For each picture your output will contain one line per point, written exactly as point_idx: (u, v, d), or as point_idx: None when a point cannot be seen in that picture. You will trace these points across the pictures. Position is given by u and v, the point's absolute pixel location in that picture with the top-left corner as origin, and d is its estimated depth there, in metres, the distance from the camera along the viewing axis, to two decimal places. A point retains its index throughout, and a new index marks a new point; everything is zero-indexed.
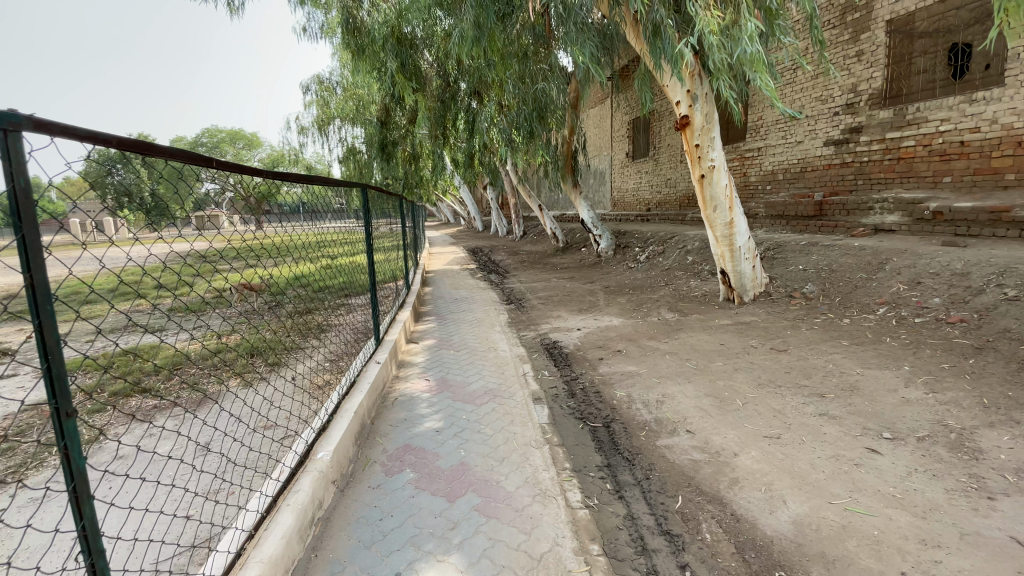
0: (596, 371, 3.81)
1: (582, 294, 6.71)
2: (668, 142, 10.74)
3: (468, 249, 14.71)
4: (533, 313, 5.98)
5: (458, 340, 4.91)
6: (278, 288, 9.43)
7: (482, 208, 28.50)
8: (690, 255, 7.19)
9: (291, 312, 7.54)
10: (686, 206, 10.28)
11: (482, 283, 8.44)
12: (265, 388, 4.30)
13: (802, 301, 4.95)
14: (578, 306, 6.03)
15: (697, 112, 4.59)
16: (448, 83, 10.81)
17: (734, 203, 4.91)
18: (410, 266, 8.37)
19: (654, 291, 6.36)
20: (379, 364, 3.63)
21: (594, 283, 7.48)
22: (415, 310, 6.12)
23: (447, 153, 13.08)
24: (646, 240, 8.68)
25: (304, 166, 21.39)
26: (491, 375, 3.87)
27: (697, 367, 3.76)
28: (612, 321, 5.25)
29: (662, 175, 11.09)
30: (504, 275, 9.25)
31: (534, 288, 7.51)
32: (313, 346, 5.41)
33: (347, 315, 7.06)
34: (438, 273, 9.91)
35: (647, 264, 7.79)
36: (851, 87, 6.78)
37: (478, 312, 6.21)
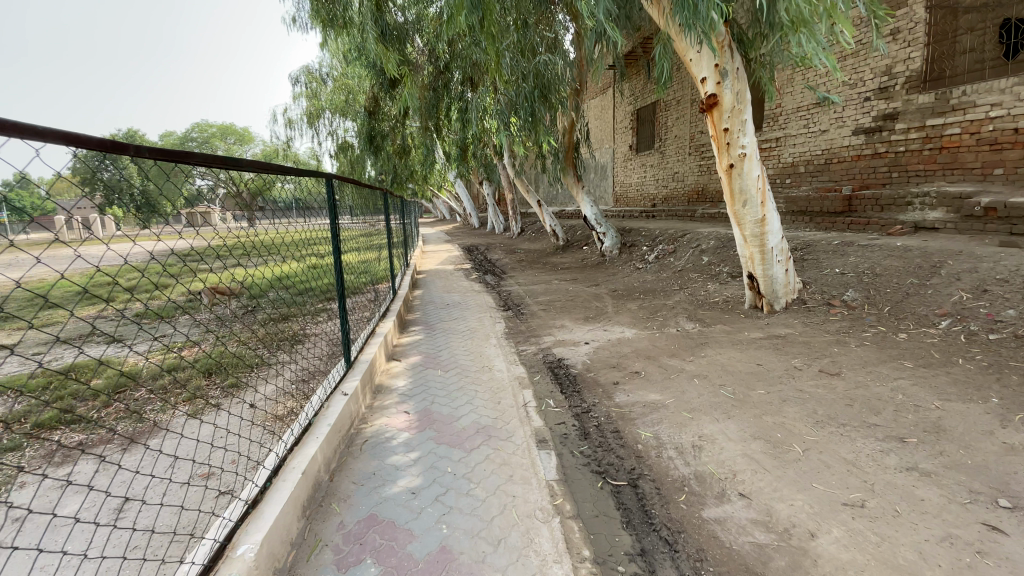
0: (611, 401, 3.14)
1: (587, 299, 6.04)
2: (676, 134, 10.06)
3: (463, 247, 14.02)
4: (533, 320, 5.31)
5: (448, 356, 4.22)
6: (258, 291, 8.78)
7: (479, 204, 27.77)
8: (706, 255, 6.54)
9: (267, 317, 6.88)
10: (696, 201, 9.62)
11: (477, 285, 7.78)
12: (216, 420, 3.63)
13: (843, 311, 4.29)
14: (584, 313, 5.37)
15: (726, 90, 3.89)
16: (440, 70, 10.11)
17: (767, 197, 4.24)
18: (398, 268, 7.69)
19: (667, 296, 5.70)
20: (346, 395, 2.95)
21: (599, 285, 6.81)
22: (400, 319, 5.42)
23: (440, 146, 12.39)
24: (654, 239, 8.02)
25: (294, 161, 20.66)
26: (485, 405, 3.19)
27: (733, 397, 3.10)
28: (623, 331, 4.58)
29: (669, 169, 10.40)
30: (501, 276, 8.59)
31: (533, 291, 6.84)
32: (283, 362, 4.74)
33: (328, 322, 6.39)
34: (431, 274, 9.25)
35: (656, 264, 7.13)
36: (885, 70, 6.11)
37: (472, 321, 5.53)
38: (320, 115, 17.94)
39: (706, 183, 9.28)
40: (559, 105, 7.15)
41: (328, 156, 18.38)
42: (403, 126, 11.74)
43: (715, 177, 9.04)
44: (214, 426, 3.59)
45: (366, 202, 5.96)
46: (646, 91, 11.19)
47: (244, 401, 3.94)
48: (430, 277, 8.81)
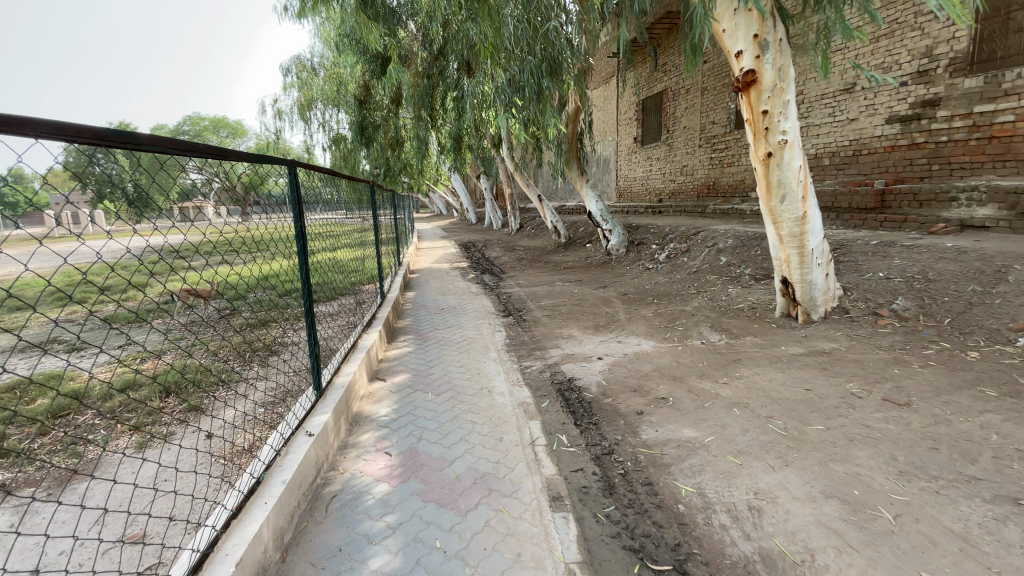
0: (638, 438, 2.59)
1: (595, 303, 5.45)
2: (685, 124, 9.47)
3: (459, 244, 13.40)
4: (536, 329, 4.73)
5: (438, 376, 3.63)
6: (241, 292, 8.19)
7: (475, 199, 27.09)
8: (724, 255, 5.98)
9: (245, 321, 6.28)
10: (705, 196, 9.05)
11: (474, 286, 7.20)
12: (163, 455, 3.04)
13: (894, 322, 3.75)
14: (592, 321, 4.78)
15: (767, 65, 3.32)
16: (435, 56, 9.49)
17: (809, 192, 3.66)
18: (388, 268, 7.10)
19: (685, 300, 5.13)
20: (311, 436, 2.37)
21: (606, 286, 6.22)
22: (387, 326, 4.81)
23: (436, 138, 11.76)
24: (664, 236, 7.45)
25: (285, 154, 19.93)
26: (483, 443, 2.60)
27: (786, 435, 2.55)
28: (641, 343, 4.01)
29: (677, 162, 9.80)
30: (500, 275, 8.01)
31: (534, 293, 6.26)
32: (253, 380, 4.15)
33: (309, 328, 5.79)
34: (425, 273, 8.66)
35: (668, 264, 6.55)
36: (925, 51, 5.65)
37: (467, 329, 4.93)
38: (312, 106, 17.23)
39: (718, 177, 8.70)
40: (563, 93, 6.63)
41: (320, 149, 17.67)
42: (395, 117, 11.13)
43: (728, 171, 8.47)
44: (161, 463, 3.00)
45: (349, 196, 5.31)
46: (653, 79, 10.58)
47: (200, 429, 3.35)
48: (423, 277, 8.22)
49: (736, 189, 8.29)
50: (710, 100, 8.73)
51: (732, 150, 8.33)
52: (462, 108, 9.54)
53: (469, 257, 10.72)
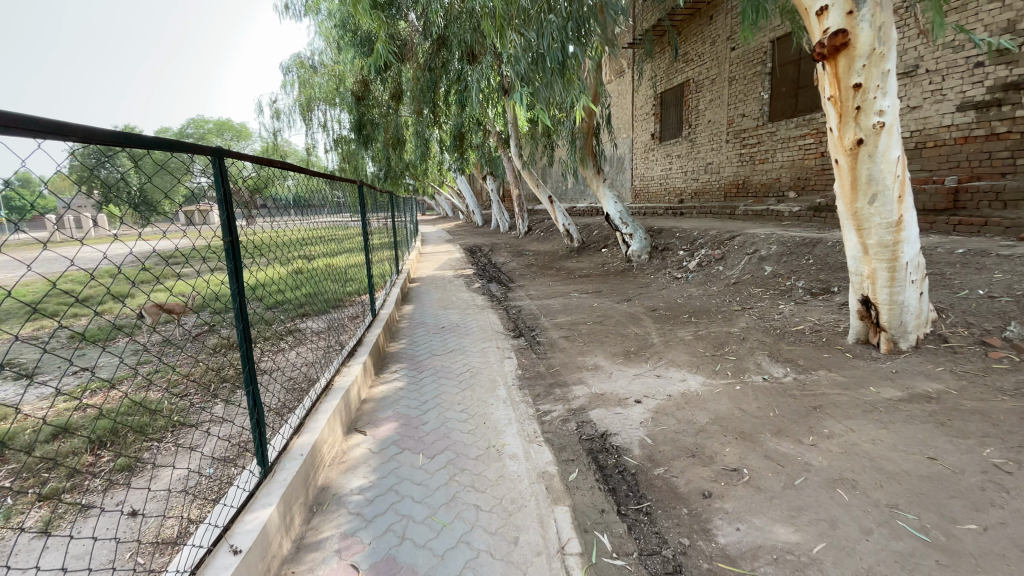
0: (711, 544, 1.81)
1: (619, 322, 4.66)
2: (710, 118, 8.67)
3: (465, 248, 12.65)
4: (552, 354, 3.94)
5: (433, 426, 2.83)
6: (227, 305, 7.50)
7: (481, 202, 26.30)
8: (768, 264, 5.19)
9: (221, 341, 5.56)
10: (734, 196, 8.23)
11: (479, 298, 6.43)
12: (71, 547, 2.30)
13: (1012, 355, 2.94)
14: (619, 345, 3.98)
15: (863, 25, 2.55)
16: (437, 45, 8.73)
17: (907, 190, 2.87)
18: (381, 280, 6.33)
19: (729, 319, 4.32)
20: (237, 552, 1.61)
21: (630, 299, 5.43)
22: (376, 349, 4.02)
23: (438, 134, 11.02)
24: (692, 240, 6.66)
25: (285, 156, 19.23)
26: (491, 550, 1.82)
27: (929, 542, 1.76)
28: (686, 379, 3.22)
29: (700, 159, 8.98)
30: (508, 285, 7.24)
31: (546, 308, 5.48)
32: (211, 426, 3.41)
33: (291, 349, 5.04)
34: (426, 282, 7.90)
35: (699, 273, 5.74)
36: (1009, 25, 5.01)
37: (470, 354, 4.14)
38: (311, 107, 16.48)
39: (748, 174, 7.88)
40: (580, 82, 5.81)
41: (320, 151, 16.94)
42: (395, 114, 10.34)
43: (760, 168, 7.65)
44: (64, 559, 2.26)
45: (313, 191, 4.51)
46: (673, 71, 9.79)
47: (126, 504, 2.60)
48: (425, 287, 7.47)
49: (770, 188, 7.48)
50: (738, 91, 7.93)
51: (764, 145, 7.52)
52: (465, 103, 8.77)
53: (475, 263, 9.94)
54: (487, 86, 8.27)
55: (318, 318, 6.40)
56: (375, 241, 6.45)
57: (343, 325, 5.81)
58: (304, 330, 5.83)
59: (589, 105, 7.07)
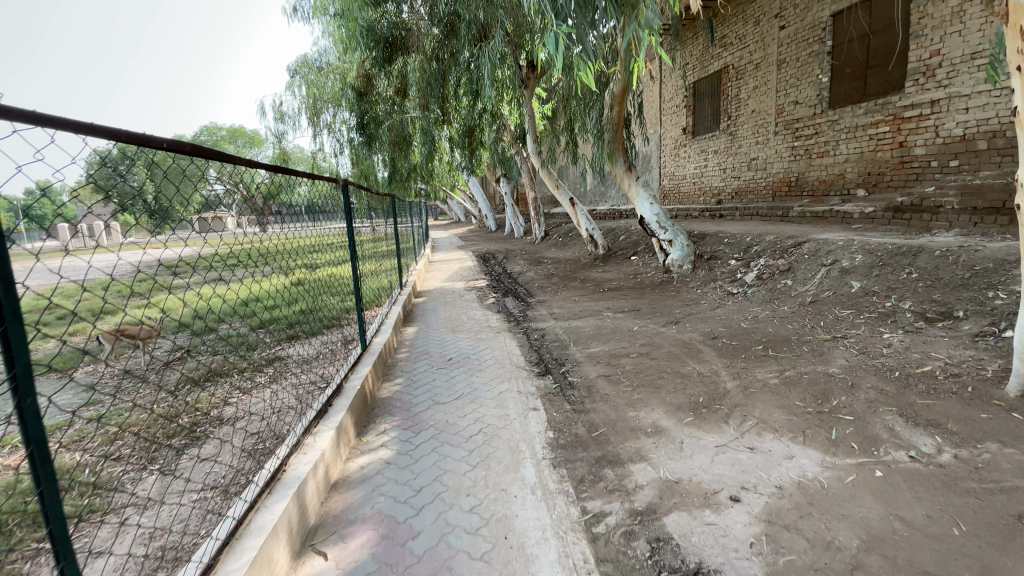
0: None
1: (672, 354, 3.67)
2: (754, 108, 7.64)
3: (477, 255, 11.68)
4: (592, 402, 2.98)
5: (427, 543, 1.84)
6: (209, 325, 6.61)
7: (495, 206, 25.33)
8: (853, 278, 4.17)
9: (189, 370, 4.67)
10: (784, 195, 7.20)
11: (492, 316, 5.48)
12: None
13: None
14: (680, 390, 3.00)
15: None
16: (447, 32, 7.81)
17: None
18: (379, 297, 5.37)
19: (820, 355, 3.32)
20: None
21: (678, 322, 4.43)
22: (363, 396, 3.02)
23: (447, 131, 10.04)
24: (744, 246, 5.64)
25: (290, 160, 18.35)
26: None
27: None
28: (792, 456, 2.26)
29: (742, 154, 7.94)
30: (527, 299, 6.27)
31: (575, 330, 4.50)
32: (132, 514, 2.49)
33: (267, 385, 4.13)
34: (434, 296, 6.95)
35: (761, 289, 4.73)
36: None
37: (484, 400, 3.12)
38: (315, 107, 15.56)
39: (802, 170, 6.85)
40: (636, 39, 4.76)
41: (325, 154, 16.08)
42: (400, 110, 9.52)
43: (817, 162, 6.62)
44: None
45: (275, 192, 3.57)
46: (708, 57, 8.74)
47: None
48: (432, 302, 6.53)
49: (831, 185, 6.44)
50: (790, 76, 6.90)
51: (823, 136, 6.49)
52: (479, 94, 7.83)
53: (489, 272, 8.98)
54: (500, 73, 7.33)
55: (306, 340, 5.47)
56: (369, 248, 5.45)
57: (331, 352, 4.87)
58: (288, 356, 4.92)
59: (624, 81, 6.01)
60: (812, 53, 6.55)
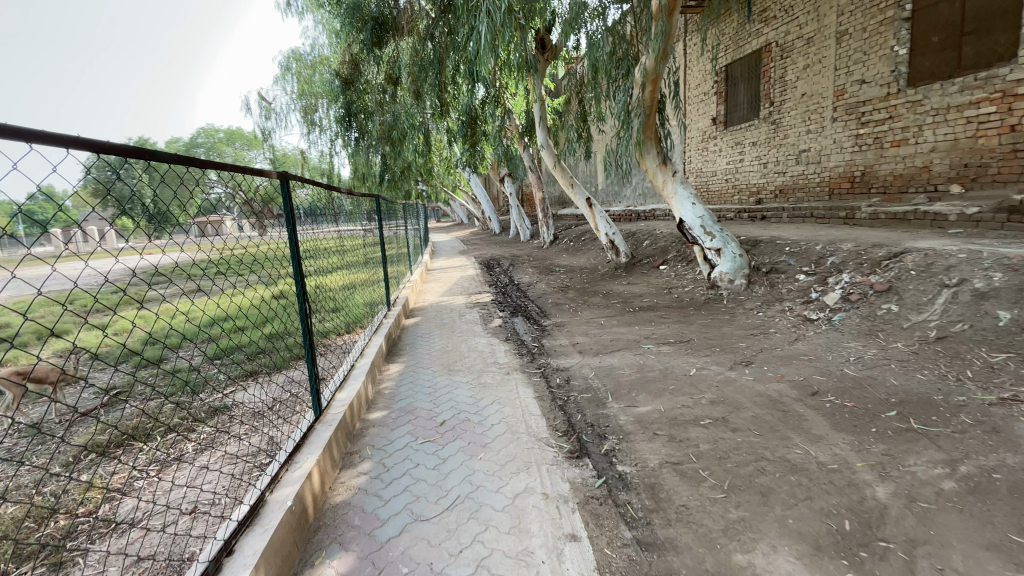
0: None
1: (762, 423, 2.53)
2: (804, 91, 6.50)
3: (479, 262, 10.56)
4: (665, 522, 1.87)
5: None
6: (161, 353, 5.54)
7: (499, 207, 24.16)
8: (999, 304, 3.04)
9: (107, 426, 3.60)
10: (847, 193, 6.06)
11: (497, 344, 4.35)
12: None
13: None
14: (804, 504, 1.89)
15: None
16: (442, 7, 6.70)
17: None
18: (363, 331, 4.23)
19: (1001, 434, 2.20)
20: None
21: (750, 364, 3.28)
22: (299, 515, 1.90)
23: (445, 124, 8.77)
24: (815, 255, 4.51)
25: (283, 161, 17.21)
26: None
27: None
28: None
29: (789, 146, 6.79)
30: (542, 320, 5.14)
31: (611, 372, 3.38)
32: None
33: (197, 455, 3.05)
34: (430, 315, 5.82)
35: (855, 316, 3.61)
36: None
37: (491, 513, 1.98)
38: (304, 104, 14.51)
39: (871, 163, 5.73)
40: None
41: (314, 155, 14.98)
42: (391, 99, 8.29)
43: (890, 153, 5.52)
44: None
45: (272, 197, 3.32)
46: (744, 35, 7.56)
47: None
48: (426, 324, 5.40)
49: (911, 180, 5.33)
50: (854, 50, 5.79)
51: (899, 121, 5.39)
52: (480, 74, 6.66)
53: (493, 284, 7.86)
54: (503, 37, 6.01)
55: (266, 380, 4.36)
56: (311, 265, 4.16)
57: (289, 401, 3.76)
58: (236, 406, 3.82)
59: (660, 51, 4.69)
60: (883, 21, 5.45)
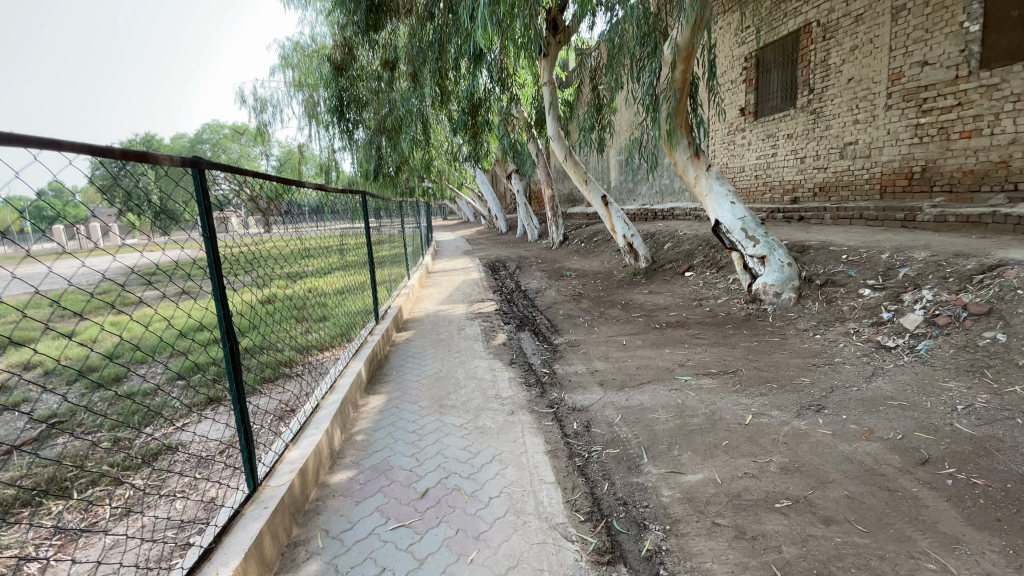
0: None
1: (863, 510, 1.83)
2: (850, 76, 5.76)
3: (485, 264, 9.87)
4: None
5: None
6: (121, 370, 4.89)
7: (506, 205, 23.42)
8: None
9: (24, 474, 2.96)
10: (904, 192, 5.31)
11: (499, 365, 3.66)
12: None
13: None
14: None
15: None
16: None
17: None
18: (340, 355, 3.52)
19: None
20: None
21: (822, 410, 2.57)
22: None
23: (446, 113, 8.01)
24: (881, 265, 3.78)
25: (284, 157, 16.56)
26: None
27: None
28: None
29: (831, 138, 6.04)
30: (552, 335, 4.45)
31: (642, 415, 2.68)
32: None
33: (115, 527, 2.39)
34: (425, 327, 5.13)
35: (946, 345, 2.90)
36: None
37: None
38: (303, 97, 13.86)
39: (933, 157, 4.98)
40: None
41: (313, 149, 14.33)
42: (387, 88, 7.59)
43: (958, 146, 4.78)
44: None
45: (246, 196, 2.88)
46: (779, 14, 6.74)
47: None
48: (420, 338, 4.71)
49: (986, 177, 4.59)
50: (913, 27, 5.03)
51: (971, 108, 4.65)
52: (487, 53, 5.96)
53: (499, 289, 7.18)
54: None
55: (227, 408, 3.69)
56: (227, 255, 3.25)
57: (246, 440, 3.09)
58: (184, 446, 3.15)
59: (696, 23, 3.96)
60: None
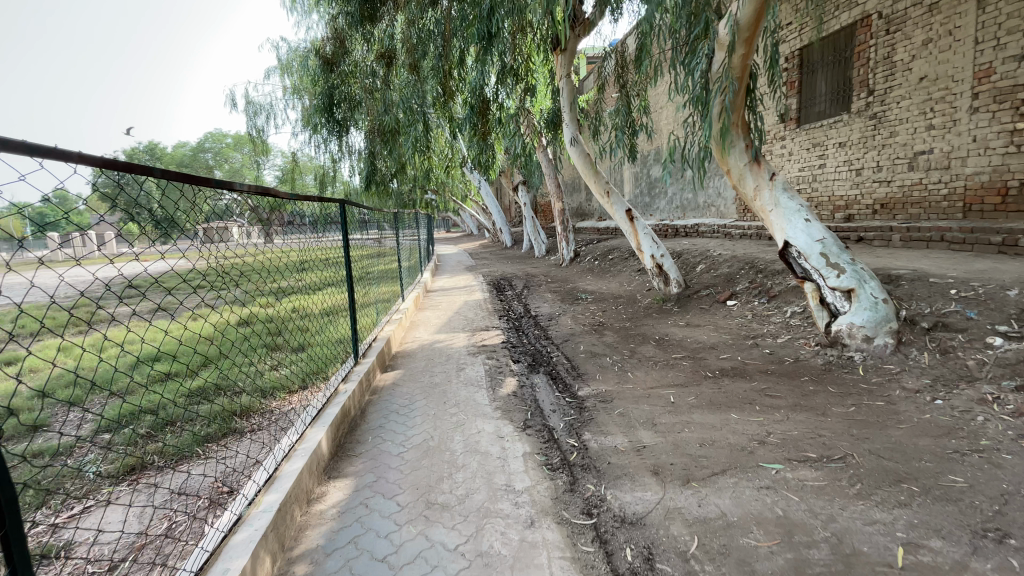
0: None
1: None
2: (922, 74, 5.03)
3: (489, 282, 8.99)
4: None
5: None
6: (46, 413, 3.98)
7: (511, 218, 22.61)
8: None
9: None
10: (1000, 211, 4.52)
11: (509, 429, 2.77)
12: None
13: None
14: None
15: None
16: None
17: None
18: (297, 424, 2.58)
19: None
20: None
21: (1012, 544, 1.69)
22: None
23: (452, 112, 7.18)
24: (1011, 306, 2.92)
25: (281, 163, 15.73)
26: None
27: None
28: None
29: (897, 146, 5.33)
30: (576, 381, 3.56)
31: (731, 539, 1.78)
32: None
33: None
34: (420, 364, 4.25)
35: None
36: None
37: None
38: (301, 103, 13.06)
39: None
40: None
41: (310, 158, 13.51)
42: (383, 85, 6.66)
43: None
44: None
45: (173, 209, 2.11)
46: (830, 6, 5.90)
47: None
48: (412, 380, 3.82)
49: None
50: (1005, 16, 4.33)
51: None
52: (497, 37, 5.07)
53: (506, 314, 6.27)
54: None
55: (150, 483, 2.78)
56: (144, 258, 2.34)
57: (153, 547, 2.18)
58: (69, 552, 2.25)
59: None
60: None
